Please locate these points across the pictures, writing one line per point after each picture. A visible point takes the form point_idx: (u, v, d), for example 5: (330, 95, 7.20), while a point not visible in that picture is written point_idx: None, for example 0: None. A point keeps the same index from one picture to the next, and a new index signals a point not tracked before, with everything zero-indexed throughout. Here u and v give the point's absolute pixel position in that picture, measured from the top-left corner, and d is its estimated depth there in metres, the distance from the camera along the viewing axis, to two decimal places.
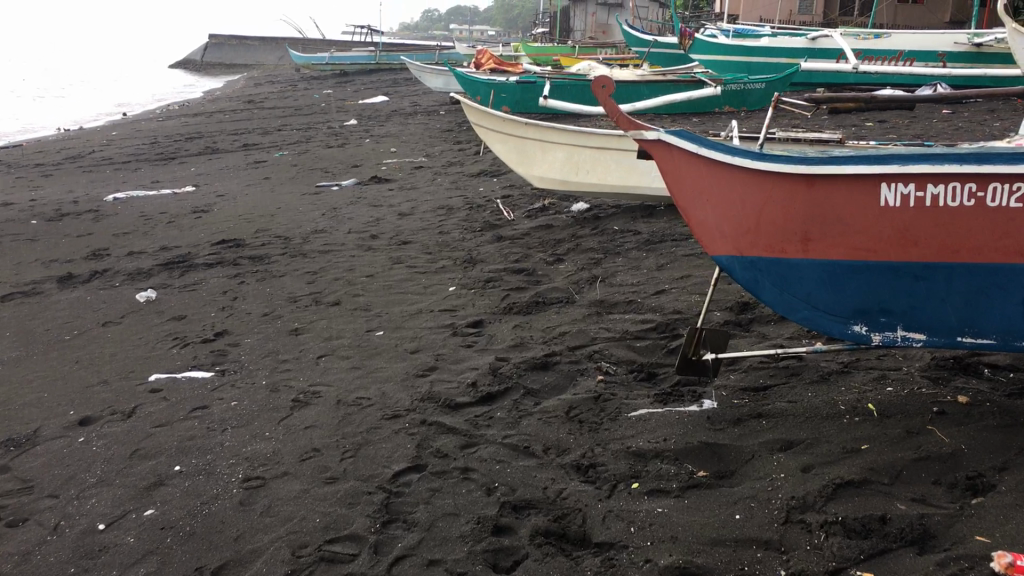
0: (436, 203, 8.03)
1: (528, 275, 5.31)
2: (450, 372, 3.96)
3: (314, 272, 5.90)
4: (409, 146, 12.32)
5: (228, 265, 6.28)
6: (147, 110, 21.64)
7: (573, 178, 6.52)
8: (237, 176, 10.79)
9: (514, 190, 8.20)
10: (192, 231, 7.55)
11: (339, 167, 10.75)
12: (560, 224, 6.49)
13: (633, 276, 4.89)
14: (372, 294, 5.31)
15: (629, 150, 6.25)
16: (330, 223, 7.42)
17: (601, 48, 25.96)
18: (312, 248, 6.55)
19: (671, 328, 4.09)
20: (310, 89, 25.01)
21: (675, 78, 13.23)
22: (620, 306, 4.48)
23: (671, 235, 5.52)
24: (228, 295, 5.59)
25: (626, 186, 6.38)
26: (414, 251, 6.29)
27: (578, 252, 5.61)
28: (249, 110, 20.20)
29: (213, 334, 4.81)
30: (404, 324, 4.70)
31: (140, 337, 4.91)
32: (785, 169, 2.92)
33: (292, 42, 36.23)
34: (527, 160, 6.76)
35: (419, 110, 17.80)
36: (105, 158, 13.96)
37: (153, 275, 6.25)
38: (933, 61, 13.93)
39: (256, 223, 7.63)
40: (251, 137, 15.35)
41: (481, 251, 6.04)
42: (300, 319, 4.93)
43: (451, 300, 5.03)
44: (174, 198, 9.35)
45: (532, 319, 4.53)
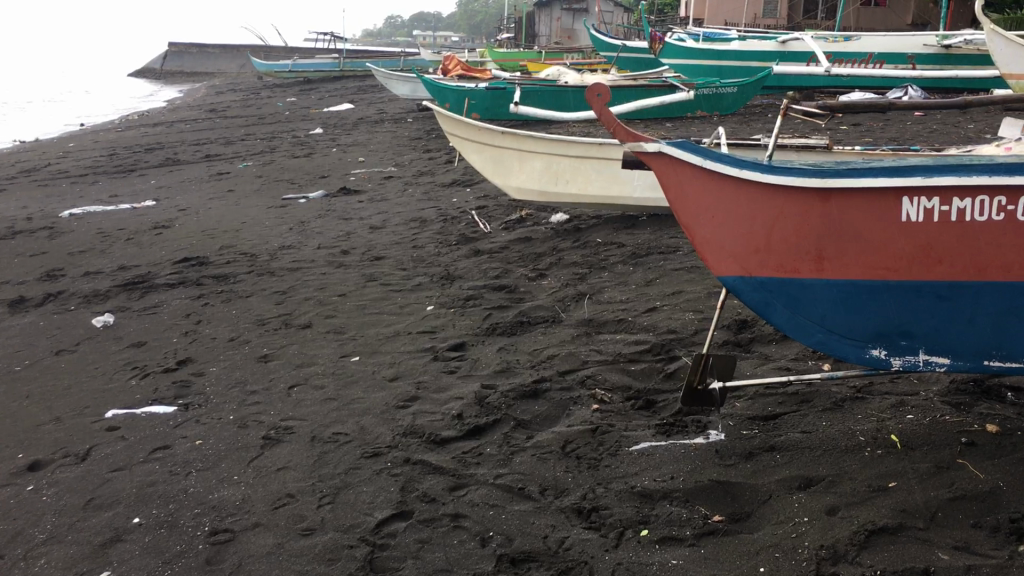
0: (408, 215, 7.76)
1: (509, 292, 5.06)
2: (433, 402, 3.69)
3: (283, 291, 5.60)
4: (378, 155, 12.04)
5: (190, 285, 5.96)
6: (105, 121, 21.12)
7: (552, 189, 6.30)
8: (200, 188, 10.44)
9: (489, 200, 7.96)
10: (152, 249, 7.22)
11: (306, 178, 10.43)
12: (540, 236, 6.25)
13: (621, 292, 4.66)
14: (345, 315, 5.03)
15: (611, 159, 6.06)
16: (298, 237, 7.12)
17: (568, 53, 25.82)
18: (280, 266, 6.25)
19: (667, 350, 3.86)
20: (273, 98, 24.58)
21: (647, 82, 13.08)
22: (610, 326, 4.24)
23: (658, 247, 5.30)
24: (191, 318, 5.27)
25: (608, 197, 6.19)
26: (387, 267, 6.01)
27: (561, 267, 5.37)
28: (211, 120, 19.77)
29: (175, 362, 4.49)
30: (381, 348, 4.43)
31: (96, 368, 4.58)
32: (799, 182, 2.68)
33: (254, 50, 35.70)
34: (503, 171, 6.51)
35: (386, 117, 17.52)
36: (61, 171, 13.51)
37: (110, 297, 5.91)
38: (903, 63, 13.86)
39: (221, 239, 7.31)
40: (214, 147, 14.96)
41: (459, 267, 5.78)
42: (269, 344, 4.64)
43: (429, 320, 4.76)
44: (134, 213, 8.98)
45: (517, 341, 4.27)
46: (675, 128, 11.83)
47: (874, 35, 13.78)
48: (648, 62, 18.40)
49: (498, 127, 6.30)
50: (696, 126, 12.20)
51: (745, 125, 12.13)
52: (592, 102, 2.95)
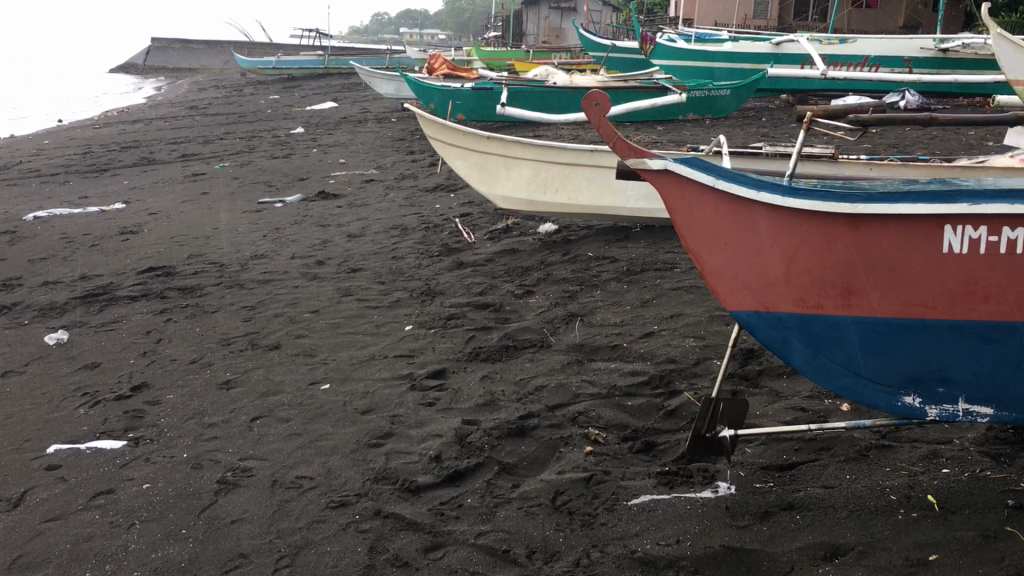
0: (388, 223, 7.40)
1: (494, 311, 4.71)
2: (409, 440, 3.34)
3: (252, 307, 5.23)
4: (360, 156, 11.65)
5: (153, 299, 5.58)
6: (83, 117, 20.62)
7: (540, 198, 5.96)
8: (173, 190, 10.03)
9: (474, 208, 7.63)
10: (117, 256, 6.82)
11: (284, 181, 10.05)
12: (527, 248, 5.92)
13: (615, 314, 4.32)
14: (316, 335, 4.67)
15: (603, 167, 5.75)
16: (272, 246, 6.75)
17: (555, 53, 25.48)
18: (251, 277, 5.88)
19: (666, 382, 3.52)
20: (256, 95, 24.11)
21: (638, 84, 12.76)
22: (603, 354, 3.90)
23: (653, 262, 4.98)
24: (151, 336, 4.90)
25: (599, 207, 5.87)
26: (364, 281, 5.65)
27: (549, 283, 5.03)
28: (191, 117, 19.33)
29: (129, 387, 4.12)
30: (354, 374, 4.07)
31: (43, 392, 4.20)
32: (825, 207, 2.35)
33: (238, 46, 35.19)
34: (489, 178, 6.16)
35: (370, 117, 17.16)
36: (32, 169, 13.05)
37: (67, 311, 5.52)
38: (899, 66, 13.67)
39: (190, 246, 6.92)
40: (191, 146, 14.53)
41: (441, 282, 5.43)
42: (233, 368, 4.27)
43: (407, 343, 4.41)
44: (102, 217, 8.58)
45: (503, 368, 3.93)
46: (667, 131, 11.53)
47: (870, 38, 13.56)
48: (638, 62, 18.10)
49: (484, 131, 5.95)
50: (688, 129, 11.90)
51: (738, 129, 11.84)
52: (589, 113, 2.61)
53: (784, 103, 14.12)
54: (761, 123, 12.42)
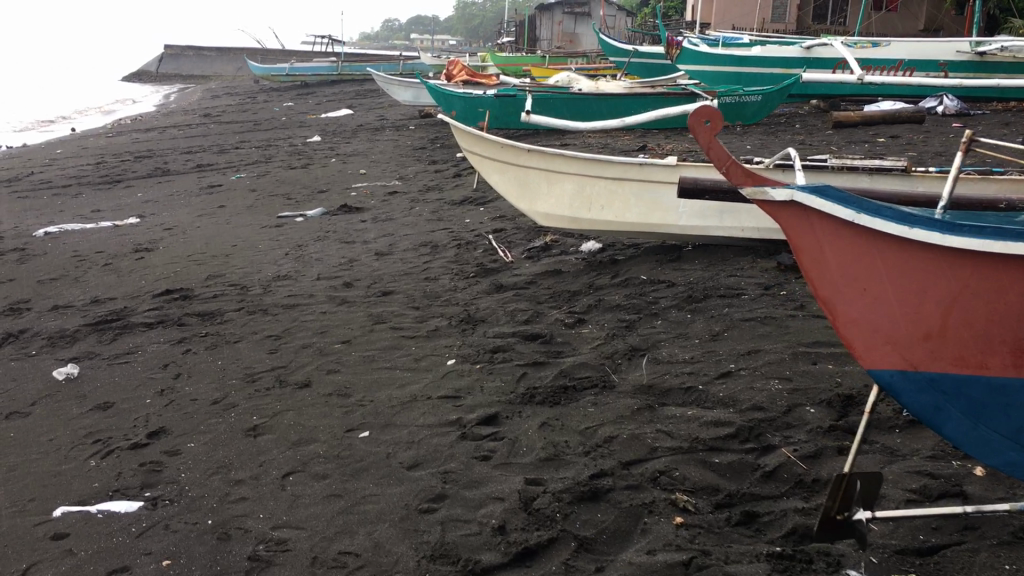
0: (416, 239, 6.99)
1: (544, 344, 4.28)
2: (466, 504, 2.91)
3: (277, 336, 4.82)
4: (380, 166, 11.26)
5: (170, 326, 5.17)
6: (96, 125, 20.32)
7: (585, 215, 5.56)
8: (189, 203, 9.66)
9: (506, 222, 7.23)
10: (130, 276, 6.44)
11: (303, 193, 9.66)
12: (571, 269, 5.50)
13: (683, 349, 3.88)
14: (350, 370, 4.25)
15: (653, 182, 5.34)
16: (295, 265, 6.34)
17: (571, 58, 25.04)
18: (276, 301, 5.48)
19: (757, 435, 3.08)
20: (270, 102, 23.80)
21: (667, 91, 12.27)
22: (675, 400, 3.47)
23: (716, 288, 4.55)
24: (169, 370, 4.49)
25: (648, 226, 5.46)
26: (397, 306, 5.23)
27: (602, 311, 4.60)
28: (205, 125, 18.98)
29: (146, 434, 3.70)
30: (396, 419, 3.64)
31: (51, 437, 3.79)
32: (1000, 249, 1.91)
33: (251, 53, 34.99)
34: (529, 193, 5.72)
35: (387, 124, 16.78)
36: (42, 180, 12.70)
37: (77, 340, 5.12)
38: (934, 71, 13.13)
39: (209, 265, 6.53)
40: (206, 156, 14.18)
41: (481, 308, 5.01)
42: (260, 410, 3.85)
43: (451, 381, 3.98)
44: (115, 232, 8.20)
45: (563, 415, 3.49)
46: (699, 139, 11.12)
47: (904, 40, 13.08)
48: (661, 68, 17.65)
49: (525, 143, 5.50)
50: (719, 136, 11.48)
51: (772, 136, 11.40)
52: (696, 132, 2.17)
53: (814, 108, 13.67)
54: (796, 129, 11.98)
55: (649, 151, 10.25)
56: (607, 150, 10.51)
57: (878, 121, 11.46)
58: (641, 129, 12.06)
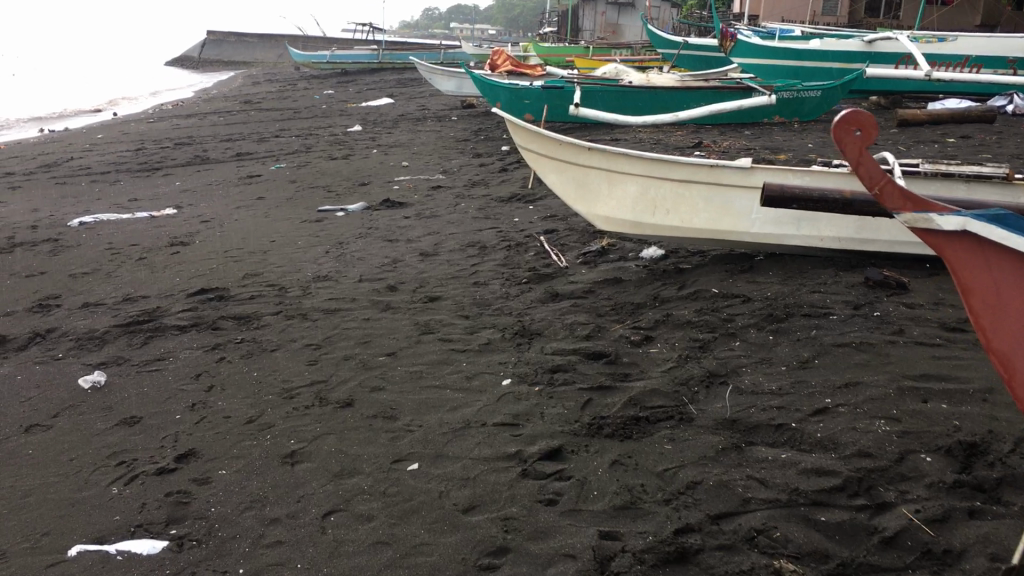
0: (462, 239, 6.62)
1: (609, 365, 3.90)
2: (533, 561, 2.53)
3: (317, 346, 4.48)
4: (423, 159, 10.92)
5: (203, 330, 4.85)
6: (136, 111, 20.22)
7: (648, 219, 5.17)
8: (228, 194, 9.39)
9: (558, 222, 6.86)
10: (165, 273, 6.15)
11: (344, 185, 9.34)
12: (633, 277, 5.10)
13: (768, 378, 3.47)
14: (396, 388, 3.89)
15: (725, 185, 4.94)
16: (336, 265, 6.00)
17: (615, 49, 24.50)
18: (316, 305, 5.14)
19: (867, 489, 2.68)
20: (310, 89, 23.56)
21: (721, 84, 11.79)
22: (765, 440, 3.07)
23: (799, 305, 4.14)
24: (201, 380, 4.16)
25: (717, 232, 5.07)
26: (445, 314, 4.87)
27: (671, 328, 4.20)
28: (244, 112, 18.78)
29: (174, 457, 3.37)
30: (449, 449, 3.28)
31: (73, 456, 3.47)
32: None
33: (292, 40, 34.87)
34: (588, 195, 5.31)
35: (428, 114, 16.45)
36: (81, 166, 12.53)
37: (106, 343, 4.82)
38: (1003, 68, 12.41)
39: (245, 262, 6.21)
40: (245, 144, 13.94)
41: (537, 319, 4.63)
42: (298, 433, 3.50)
43: (508, 406, 3.61)
44: (151, 223, 7.93)
45: (638, 451, 3.11)
46: (756, 136, 10.66)
47: (971, 36, 12.43)
48: (712, 61, 17.12)
49: (587, 141, 5.09)
50: (776, 133, 10.98)
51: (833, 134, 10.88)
52: (844, 141, 2.01)
53: (874, 105, 13.14)
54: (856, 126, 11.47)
55: (703, 147, 9.79)
56: (660, 146, 10.07)
57: (946, 120, 10.99)
58: (693, 124, 11.60)
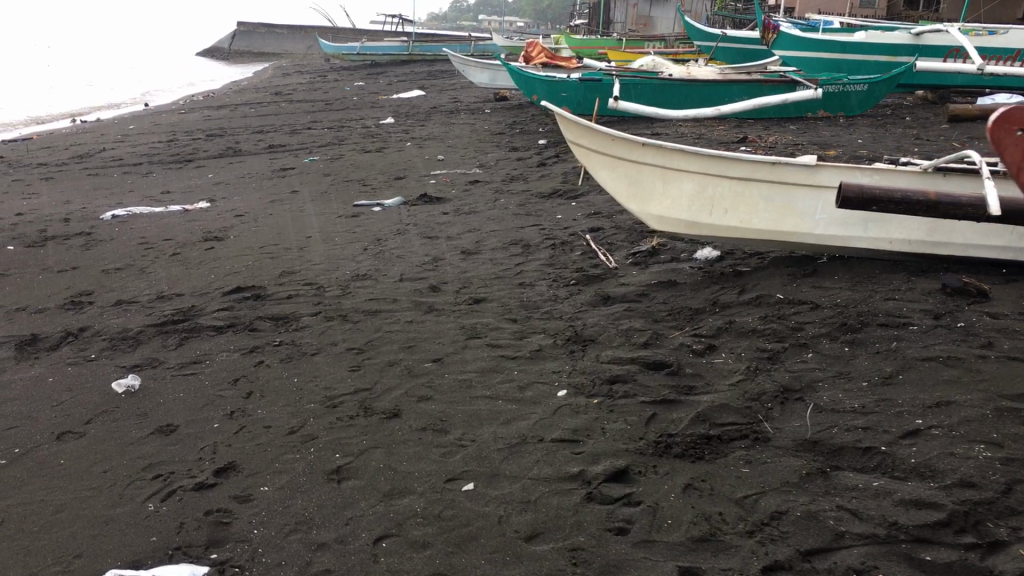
0: (504, 237, 6.40)
1: (672, 376, 3.66)
2: None
3: (359, 350, 4.27)
4: (459, 152, 10.71)
5: (240, 332, 4.66)
6: (167, 102, 20.17)
7: (704, 219, 4.93)
8: (261, 187, 9.21)
9: (603, 220, 6.61)
10: (199, 269, 5.98)
11: (379, 179, 9.15)
12: (688, 280, 4.86)
13: (849, 395, 3.22)
14: (444, 399, 3.68)
15: (786, 184, 4.68)
16: (376, 263, 5.80)
17: (649, 42, 24.12)
18: (356, 305, 4.94)
19: (975, 525, 2.44)
20: (341, 81, 23.43)
21: (764, 78, 11.47)
22: (851, 464, 2.82)
23: (873, 313, 3.88)
24: (239, 386, 3.96)
25: (777, 233, 4.82)
26: (492, 317, 4.65)
27: (734, 336, 3.95)
28: (275, 104, 18.63)
29: (212, 471, 3.17)
30: (505, 467, 3.05)
31: (106, 468, 3.28)
32: None
33: (322, 31, 34.78)
34: (641, 194, 5.06)
35: (461, 107, 16.21)
36: (113, 158, 12.43)
37: (139, 343, 4.64)
38: None
39: (281, 259, 6.03)
40: (277, 136, 13.78)
41: (589, 324, 4.40)
42: (343, 446, 3.30)
43: (566, 420, 3.38)
44: (184, 217, 7.77)
45: (713, 475, 2.86)
46: (803, 131, 10.36)
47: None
48: (751, 53, 16.75)
49: (641, 137, 4.84)
50: (822, 129, 10.66)
51: (881, 130, 10.54)
52: None
53: (921, 100, 12.79)
54: (905, 122, 11.13)
55: (748, 143, 9.50)
56: (703, 141, 9.78)
57: None
58: (735, 118, 11.30)
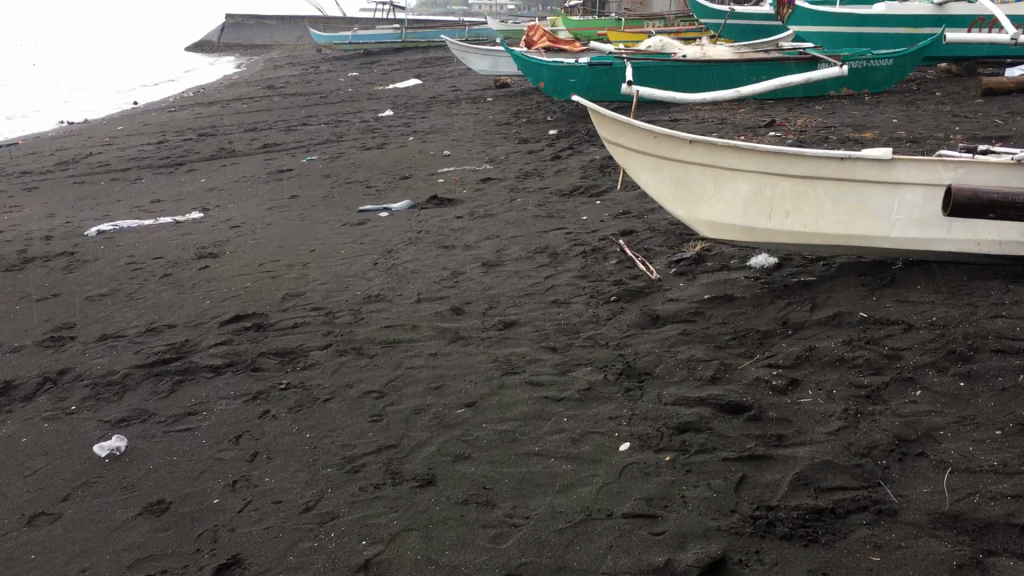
0: (527, 243, 5.82)
1: (755, 421, 3.09)
2: None
3: (379, 394, 3.71)
4: (465, 146, 10.12)
5: (241, 373, 4.09)
6: (157, 99, 19.55)
7: (763, 223, 4.36)
8: (257, 192, 8.63)
9: (634, 220, 6.04)
10: (194, 293, 5.41)
11: (384, 179, 8.56)
12: (747, 294, 4.28)
13: (983, 450, 2.65)
14: (485, 458, 3.11)
15: (857, 180, 4.11)
16: (388, 281, 5.22)
17: (648, 20, 23.40)
18: (370, 335, 4.37)
19: None
20: (334, 72, 22.75)
21: (783, 56, 10.87)
22: (1010, 548, 2.25)
23: (983, 335, 3.31)
24: (242, 446, 3.40)
25: (848, 236, 4.25)
26: (527, 345, 4.08)
27: (819, 367, 3.38)
28: (268, 99, 17.99)
29: (214, 569, 2.61)
30: (572, 557, 2.49)
31: (85, 567, 2.71)
32: None
33: (312, 20, 34.09)
34: (688, 197, 4.49)
35: (462, 96, 15.60)
36: (101, 163, 11.83)
37: (126, 390, 4.07)
38: None
39: (284, 279, 5.47)
40: (272, 134, 13.16)
41: (641, 353, 3.83)
42: (370, 529, 2.73)
43: (636, 485, 2.81)
44: (176, 230, 7.21)
45: (837, 566, 2.29)
46: (828, 111, 9.78)
47: None
48: (760, 30, 16.15)
49: (688, 133, 4.26)
50: (849, 107, 10.07)
51: (911, 106, 9.95)
52: None
53: (944, 73, 12.19)
54: (935, 97, 10.53)
55: (775, 126, 8.89)
56: (725, 125, 9.20)
57: None
58: (755, 99, 10.71)
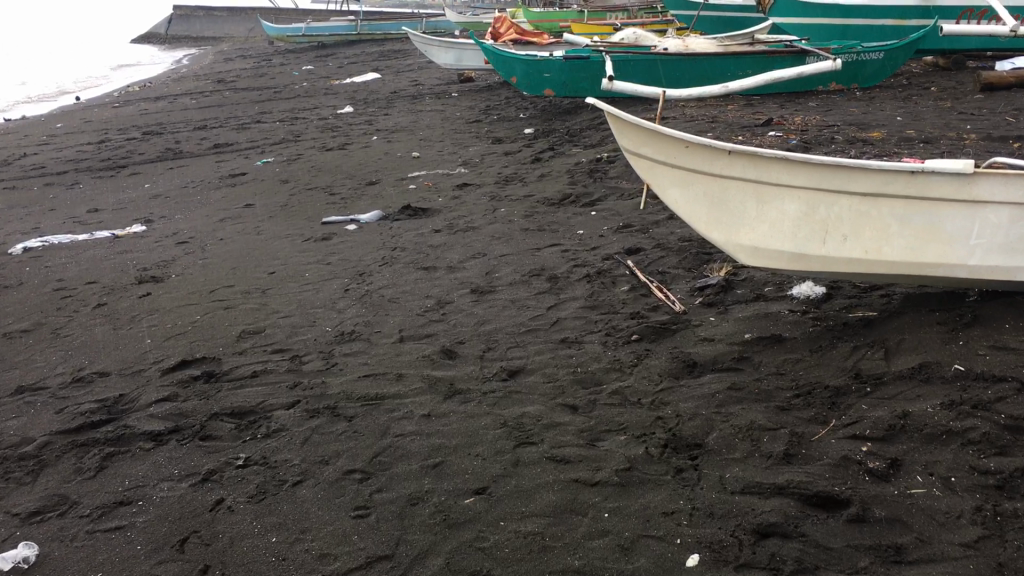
0: (520, 264, 5.08)
1: (861, 521, 2.39)
2: None
3: (363, 476, 2.95)
4: (436, 146, 9.33)
5: (187, 443, 3.30)
6: (99, 94, 18.40)
7: (815, 249, 3.67)
8: (207, 200, 7.77)
9: (639, 236, 5.32)
10: (134, 329, 4.58)
11: (348, 185, 7.75)
12: (800, 335, 3.58)
13: None
14: None
15: (929, 199, 3.41)
16: (363, 313, 4.45)
17: (610, 10, 22.64)
18: (347, 390, 3.60)
19: None
20: (287, 65, 21.70)
21: (769, 49, 10.22)
22: None
23: None
24: (188, 557, 2.62)
25: (916, 264, 3.56)
26: (541, 403, 3.35)
27: (921, 440, 2.70)
28: (217, 93, 16.95)
29: None
30: None
31: None
32: None
33: (265, 12, 32.81)
34: (726, 217, 3.79)
35: (426, 91, 14.76)
36: (35, 165, 10.83)
37: (43, 467, 3.26)
38: None
39: (239, 311, 4.67)
40: (223, 132, 12.23)
41: (685, 414, 3.12)
42: None
43: None
44: (114, 246, 6.34)
45: None
46: (824, 108, 9.17)
47: None
48: (734, 22, 15.53)
49: (726, 143, 3.54)
50: (845, 104, 9.47)
51: (908, 102, 9.39)
52: None
53: (932, 66, 11.66)
54: (930, 93, 9.96)
55: (773, 125, 8.23)
56: (717, 123, 8.56)
57: None
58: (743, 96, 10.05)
